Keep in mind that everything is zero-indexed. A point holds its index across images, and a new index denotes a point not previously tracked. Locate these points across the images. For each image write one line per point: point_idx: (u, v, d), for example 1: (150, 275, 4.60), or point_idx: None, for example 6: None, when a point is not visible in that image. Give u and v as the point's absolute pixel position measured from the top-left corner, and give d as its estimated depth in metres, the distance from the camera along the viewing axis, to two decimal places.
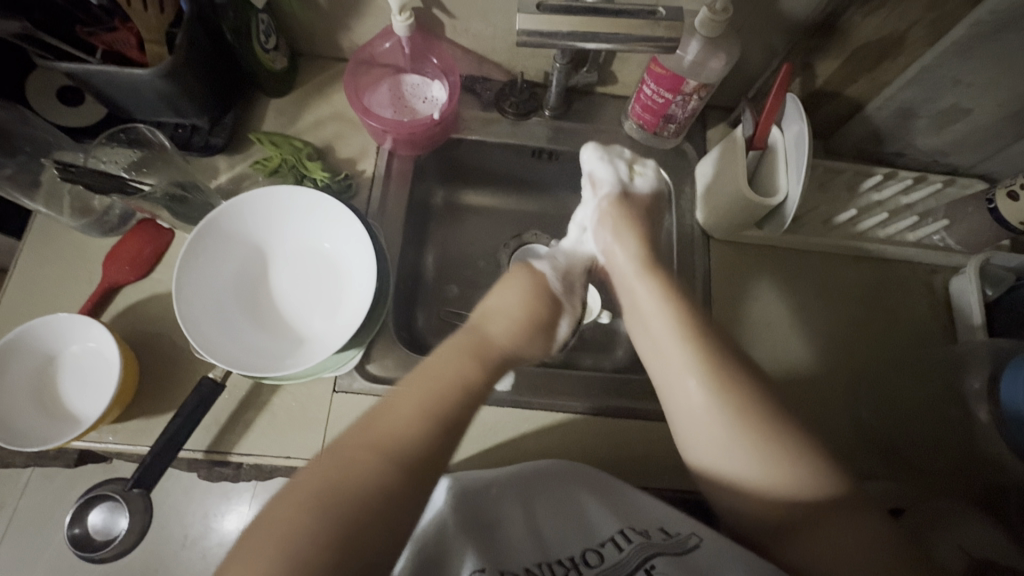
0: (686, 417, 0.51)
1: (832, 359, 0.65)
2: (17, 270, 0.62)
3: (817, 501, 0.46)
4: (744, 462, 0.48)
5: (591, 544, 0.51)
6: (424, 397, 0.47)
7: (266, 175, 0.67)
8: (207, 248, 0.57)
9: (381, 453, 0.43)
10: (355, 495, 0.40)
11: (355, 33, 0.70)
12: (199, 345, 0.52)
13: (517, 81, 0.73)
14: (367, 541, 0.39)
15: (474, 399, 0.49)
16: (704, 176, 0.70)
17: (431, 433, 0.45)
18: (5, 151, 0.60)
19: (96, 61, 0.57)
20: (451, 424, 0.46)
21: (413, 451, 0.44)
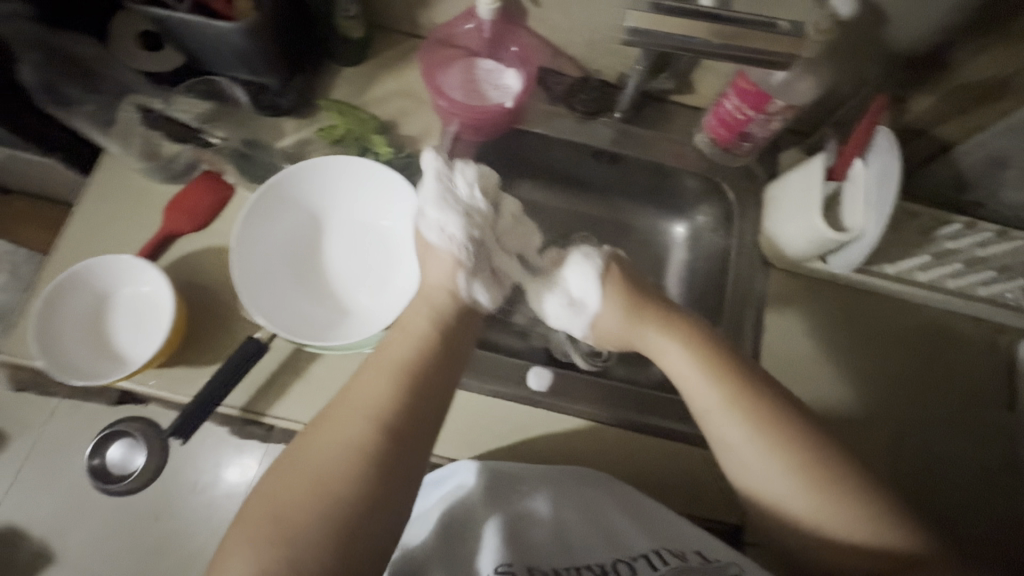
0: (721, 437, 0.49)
1: (885, 399, 0.63)
2: (81, 206, 0.63)
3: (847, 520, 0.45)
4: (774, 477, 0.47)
5: (623, 555, 0.49)
6: (354, 404, 0.45)
7: (330, 143, 0.67)
8: (268, 206, 0.57)
9: (361, 427, 0.44)
10: (340, 482, 0.41)
11: (436, 11, 0.69)
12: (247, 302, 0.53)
13: (590, 80, 0.71)
14: (358, 499, 0.41)
15: (440, 354, 0.50)
16: (774, 201, 0.67)
17: (403, 397, 0.46)
18: (87, 86, 0.61)
19: (182, 9, 0.57)
20: (418, 377, 0.48)
21: (393, 410, 0.45)
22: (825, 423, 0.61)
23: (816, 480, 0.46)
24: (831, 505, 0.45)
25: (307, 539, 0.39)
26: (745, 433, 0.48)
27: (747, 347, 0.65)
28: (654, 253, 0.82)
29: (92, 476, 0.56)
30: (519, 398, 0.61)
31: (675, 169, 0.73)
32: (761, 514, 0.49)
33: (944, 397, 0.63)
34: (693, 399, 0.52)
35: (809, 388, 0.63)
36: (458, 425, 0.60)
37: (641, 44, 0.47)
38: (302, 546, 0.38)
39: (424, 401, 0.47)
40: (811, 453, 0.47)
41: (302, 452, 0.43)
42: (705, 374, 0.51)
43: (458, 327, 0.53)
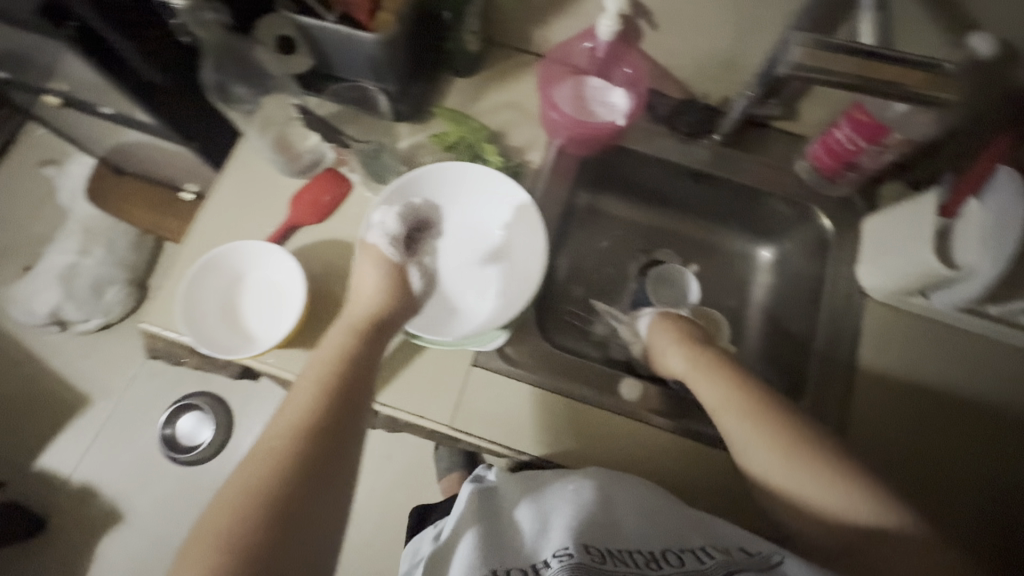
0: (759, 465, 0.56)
1: (959, 435, 0.62)
2: (218, 192, 0.68)
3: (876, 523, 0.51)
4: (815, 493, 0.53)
5: (671, 546, 0.52)
6: (293, 423, 0.47)
7: (443, 148, 0.71)
8: (398, 202, 0.62)
9: (284, 436, 0.46)
10: (236, 491, 0.42)
11: (552, 30, 0.71)
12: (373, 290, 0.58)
13: (695, 103, 0.73)
14: (287, 508, 0.42)
15: (360, 369, 0.52)
16: (877, 231, 0.67)
17: (319, 406, 0.48)
18: (254, 86, 0.67)
19: (331, 20, 0.62)
20: (326, 380, 0.49)
21: (321, 412, 0.48)
22: (899, 454, 0.62)
23: (812, 458, 0.54)
24: (823, 477, 0.53)
25: (239, 542, 0.39)
26: (771, 455, 0.55)
27: (838, 376, 0.65)
28: (738, 275, 0.82)
29: None
30: (610, 407, 0.64)
31: (771, 193, 0.74)
32: (792, 519, 0.55)
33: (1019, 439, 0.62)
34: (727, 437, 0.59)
35: (880, 421, 0.63)
36: (548, 426, 0.62)
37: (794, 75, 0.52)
38: (242, 550, 0.39)
39: (347, 403, 0.49)
40: (806, 432, 0.56)
41: (241, 466, 0.45)
42: (710, 372, 0.62)
43: (381, 327, 0.55)
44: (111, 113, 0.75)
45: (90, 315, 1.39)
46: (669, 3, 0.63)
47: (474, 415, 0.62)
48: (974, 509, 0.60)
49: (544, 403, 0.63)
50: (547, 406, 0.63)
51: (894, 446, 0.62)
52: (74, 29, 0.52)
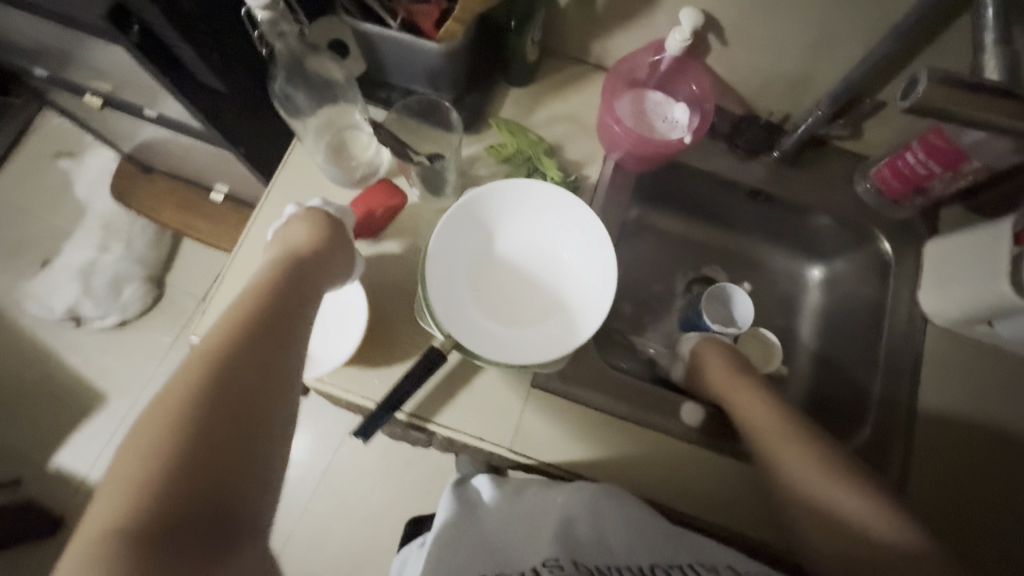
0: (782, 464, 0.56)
1: (1010, 468, 0.62)
2: (269, 199, 0.66)
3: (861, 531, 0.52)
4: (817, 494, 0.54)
5: (659, 561, 0.51)
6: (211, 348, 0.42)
7: (499, 161, 0.69)
8: (462, 220, 0.59)
9: (221, 335, 0.43)
10: (178, 425, 0.37)
11: (613, 41, 0.69)
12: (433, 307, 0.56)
13: (756, 120, 0.71)
14: (215, 437, 0.37)
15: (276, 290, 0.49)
16: (942, 259, 0.66)
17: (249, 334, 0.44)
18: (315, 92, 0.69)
19: (395, 27, 0.60)
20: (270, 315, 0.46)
21: (247, 313, 0.45)
22: (950, 485, 0.61)
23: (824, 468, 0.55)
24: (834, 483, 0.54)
25: (163, 457, 0.35)
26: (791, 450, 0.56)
27: (901, 405, 0.64)
28: (787, 293, 0.81)
29: None
30: (671, 431, 0.63)
31: (828, 213, 0.73)
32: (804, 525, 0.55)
33: None
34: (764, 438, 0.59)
35: (936, 453, 0.63)
36: (607, 449, 0.61)
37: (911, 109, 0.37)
38: (169, 469, 0.35)
39: (267, 315, 0.46)
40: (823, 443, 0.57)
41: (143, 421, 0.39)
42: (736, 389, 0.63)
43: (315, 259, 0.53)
44: (155, 115, 0.73)
45: (107, 313, 1.36)
46: (743, 19, 0.61)
47: (534, 439, 0.61)
48: (1017, 543, 0.60)
49: (601, 427, 0.62)
50: (605, 429, 0.62)
51: (951, 473, 0.62)
52: (137, 34, 0.49)
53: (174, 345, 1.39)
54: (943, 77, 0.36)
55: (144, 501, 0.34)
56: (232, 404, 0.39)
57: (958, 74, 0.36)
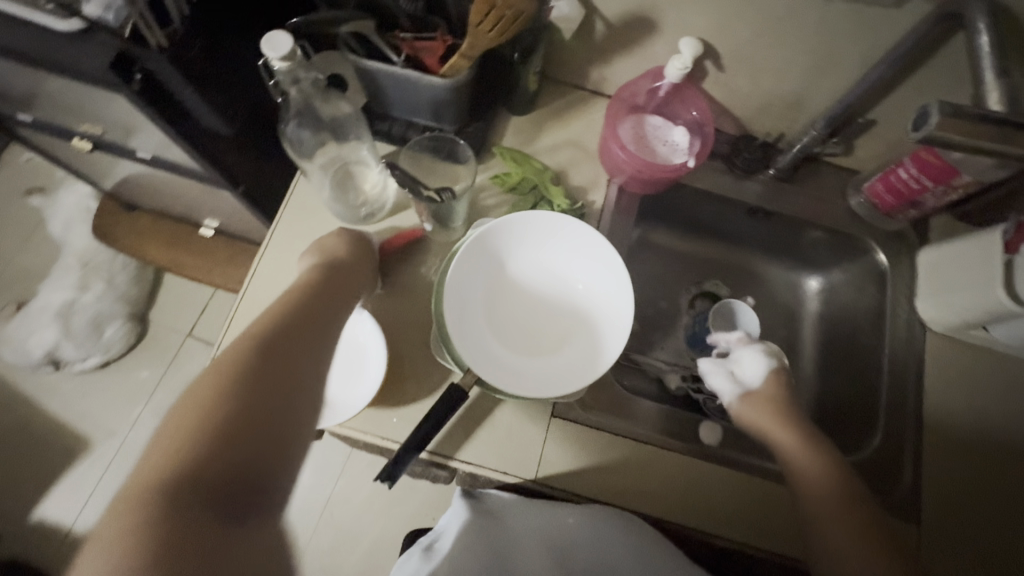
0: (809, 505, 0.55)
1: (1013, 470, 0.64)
2: (273, 239, 0.65)
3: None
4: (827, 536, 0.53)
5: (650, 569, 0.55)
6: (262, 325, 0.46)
7: (504, 190, 0.69)
8: (475, 253, 0.59)
9: (272, 329, 0.45)
10: (223, 385, 0.40)
11: (611, 68, 0.71)
12: (455, 337, 0.56)
13: (752, 140, 0.73)
14: (248, 400, 0.40)
15: (320, 290, 0.53)
16: (938, 267, 0.69)
17: (294, 320, 0.47)
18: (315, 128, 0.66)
19: (400, 63, 0.59)
20: (313, 311, 0.49)
21: (298, 319, 0.48)
22: (961, 491, 0.63)
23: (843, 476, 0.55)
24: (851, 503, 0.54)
25: (196, 433, 0.37)
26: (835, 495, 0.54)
27: (907, 412, 0.66)
28: (787, 304, 0.83)
29: None
30: (693, 452, 0.63)
31: (824, 227, 0.75)
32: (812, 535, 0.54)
33: None
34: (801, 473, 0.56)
35: (945, 464, 0.64)
36: (630, 475, 0.61)
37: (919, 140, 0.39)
38: (192, 477, 0.35)
39: (305, 319, 0.48)
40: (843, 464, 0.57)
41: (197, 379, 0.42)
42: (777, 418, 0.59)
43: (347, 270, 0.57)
44: (147, 157, 0.71)
45: (89, 354, 1.31)
46: (739, 46, 0.63)
47: (558, 470, 0.60)
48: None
49: (625, 454, 0.62)
50: (628, 455, 0.62)
51: (961, 480, 0.64)
52: (140, 83, 0.48)
53: (160, 383, 1.34)
54: (955, 111, 0.38)
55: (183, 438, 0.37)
56: (268, 404, 0.41)
57: (971, 109, 0.38)
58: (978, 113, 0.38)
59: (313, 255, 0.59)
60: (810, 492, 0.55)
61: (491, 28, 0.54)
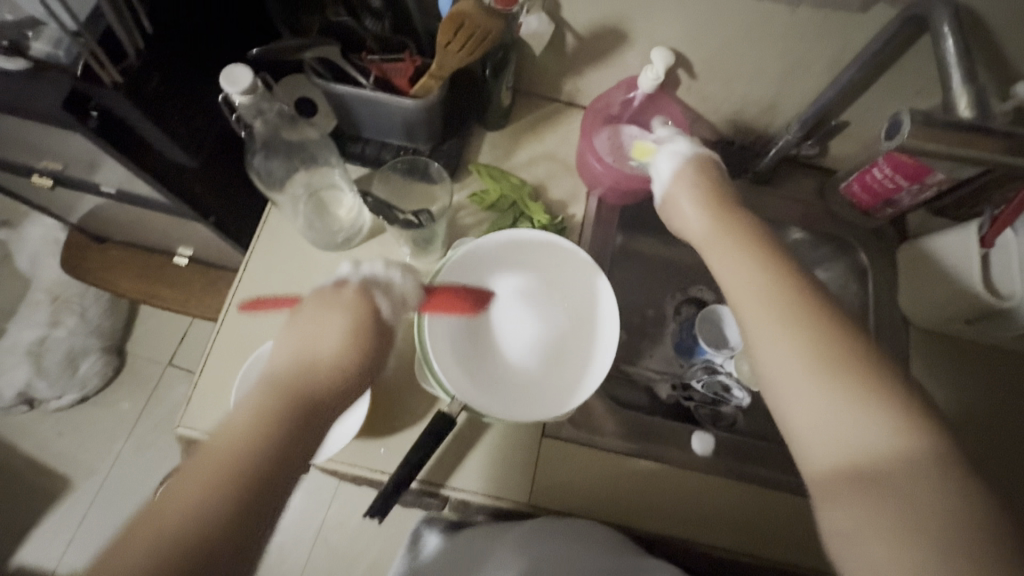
0: (815, 418, 0.39)
1: (1002, 463, 0.64)
2: (247, 271, 0.63)
3: (877, 441, 0.37)
4: (830, 413, 0.39)
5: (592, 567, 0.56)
6: (216, 467, 0.35)
7: (483, 208, 0.68)
8: (456, 275, 0.58)
9: (213, 509, 0.33)
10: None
11: (584, 80, 0.70)
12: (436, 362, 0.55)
13: (728, 145, 0.73)
14: None
15: (303, 405, 0.39)
16: (917, 262, 0.69)
17: (261, 454, 0.36)
18: (288, 156, 0.64)
19: (369, 86, 0.57)
20: (293, 441, 0.38)
21: (257, 468, 0.35)
22: None
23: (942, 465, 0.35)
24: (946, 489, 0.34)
25: None
26: (802, 363, 0.40)
27: None
28: None
29: None
30: (686, 463, 0.62)
31: (801, 227, 0.75)
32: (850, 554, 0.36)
33: None
34: (766, 364, 0.43)
35: None
36: (625, 489, 0.60)
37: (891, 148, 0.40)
38: None
39: (280, 457, 0.37)
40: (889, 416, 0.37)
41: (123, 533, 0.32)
42: (824, 373, 0.40)
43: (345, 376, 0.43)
44: (112, 192, 0.69)
45: (64, 392, 1.25)
46: (710, 54, 0.62)
47: (552, 490, 0.59)
48: None
49: (619, 469, 0.61)
50: (622, 472, 0.61)
51: None
52: (96, 119, 0.46)
53: (143, 415, 1.30)
54: (927, 119, 0.38)
55: None
56: None
57: (942, 116, 0.39)
58: (949, 120, 0.38)
59: (290, 339, 0.43)
60: (852, 445, 0.37)
61: (460, 47, 0.51)
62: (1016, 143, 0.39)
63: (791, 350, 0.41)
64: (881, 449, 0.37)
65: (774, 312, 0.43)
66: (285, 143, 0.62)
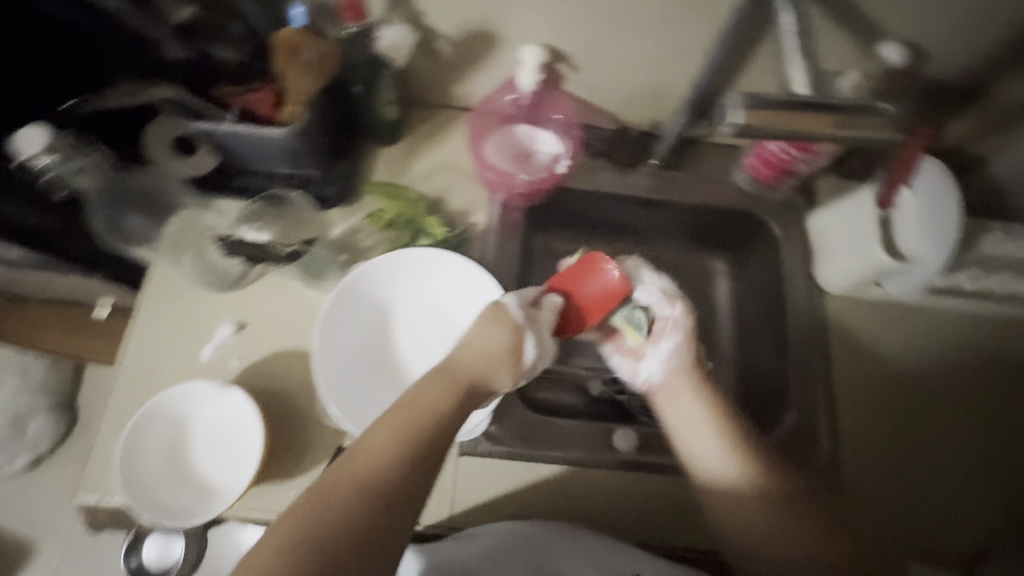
0: (697, 448, 0.55)
1: (923, 425, 0.66)
2: (136, 324, 0.60)
3: (725, 490, 0.53)
4: (690, 424, 0.57)
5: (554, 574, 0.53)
6: (404, 427, 0.44)
7: (380, 228, 0.66)
8: (345, 309, 0.57)
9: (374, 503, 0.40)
10: (358, 501, 0.40)
11: (471, 84, 0.68)
12: (331, 406, 0.52)
13: (628, 132, 0.72)
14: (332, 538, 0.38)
15: (431, 425, 0.44)
16: (823, 230, 0.69)
17: (404, 463, 0.42)
18: (152, 212, 0.66)
19: (232, 118, 0.55)
20: (421, 447, 0.43)
21: (390, 488, 0.41)
22: (884, 448, 0.64)
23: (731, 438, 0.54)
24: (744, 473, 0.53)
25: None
26: (705, 422, 0.56)
27: (815, 377, 0.66)
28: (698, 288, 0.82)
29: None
30: (607, 464, 0.61)
31: (714, 208, 0.74)
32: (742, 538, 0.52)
33: (985, 413, 0.67)
34: (665, 403, 0.59)
35: (858, 421, 0.65)
36: (544, 498, 0.60)
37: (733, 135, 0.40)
38: None
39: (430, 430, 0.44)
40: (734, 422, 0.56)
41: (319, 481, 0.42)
42: (713, 425, 0.56)
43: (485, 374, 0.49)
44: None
45: None
46: (586, 45, 0.61)
47: (472, 507, 0.58)
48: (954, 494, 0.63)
49: (544, 478, 0.60)
50: (541, 481, 0.60)
51: (877, 440, 0.65)
52: None
53: None
54: None
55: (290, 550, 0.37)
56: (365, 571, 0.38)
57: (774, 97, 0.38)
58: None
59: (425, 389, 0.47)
60: (702, 454, 0.55)
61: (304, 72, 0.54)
62: None
63: (692, 406, 0.57)
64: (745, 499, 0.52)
65: (697, 398, 0.57)
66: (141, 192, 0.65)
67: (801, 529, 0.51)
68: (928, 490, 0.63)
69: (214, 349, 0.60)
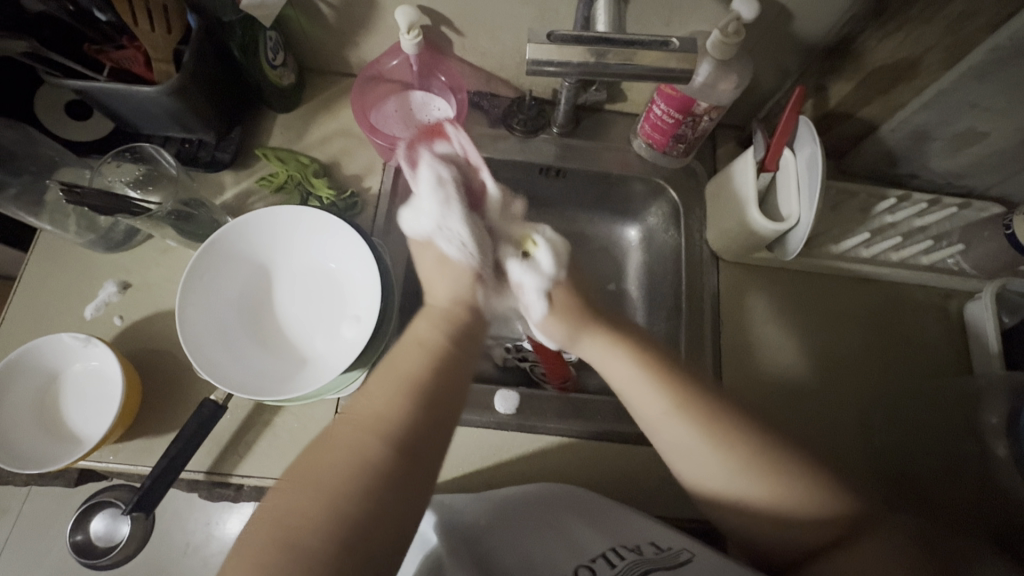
0: (652, 409, 0.51)
1: (816, 374, 0.65)
2: (22, 283, 0.61)
3: (712, 469, 0.47)
4: (620, 369, 0.53)
5: (582, 559, 0.45)
6: (397, 374, 0.45)
7: (272, 191, 0.67)
8: (212, 265, 0.57)
9: (376, 441, 0.41)
10: (384, 427, 0.42)
11: (363, 50, 0.69)
12: (200, 364, 0.52)
13: (525, 98, 0.72)
14: (370, 463, 0.40)
15: (445, 357, 0.48)
16: (715, 194, 0.69)
17: (409, 408, 0.43)
18: (10, 170, 0.59)
19: (103, 79, 0.56)
20: (428, 388, 0.45)
21: (404, 435, 0.42)
22: (776, 395, 0.63)
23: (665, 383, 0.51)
24: (711, 436, 0.47)
25: (323, 523, 0.37)
26: (674, 419, 0.49)
27: (706, 339, 0.66)
28: (613, 261, 0.80)
29: (75, 552, 0.56)
30: (485, 424, 0.60)
31: (618, 176, 0.73)
32: (752, 523, 0.47)
33: (887, 370, 0.65)
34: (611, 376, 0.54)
35: (751, 386, 0.64)
36: None
37: (539, 75, 0.44)
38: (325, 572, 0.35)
39: (434, 376, 0.46)
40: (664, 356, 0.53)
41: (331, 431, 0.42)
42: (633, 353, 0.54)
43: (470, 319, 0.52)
44: None
45: None
46: (462, 9, 0.62)
47: None
48: (849, 450, 0.61)
49: None
50: None
51: (770, 396, 0.63)
52: None
53: None
54: (549, 39, 0.42)
55: (320, 490, 0.38)
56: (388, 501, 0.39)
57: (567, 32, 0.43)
58: (569, 36, 0.43)
59: (404, 342, 0.49)
60: (660, 420, 0.50)
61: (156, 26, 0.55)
62: (638, 50, 0.43)
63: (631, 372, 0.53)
64: (729, 478, 0.47)
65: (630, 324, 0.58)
66: (6, 150, 0.59)
67: (772, 473, 0.46)
68: (821, 438, 0.62)
69: (96, 308, 0.61)
